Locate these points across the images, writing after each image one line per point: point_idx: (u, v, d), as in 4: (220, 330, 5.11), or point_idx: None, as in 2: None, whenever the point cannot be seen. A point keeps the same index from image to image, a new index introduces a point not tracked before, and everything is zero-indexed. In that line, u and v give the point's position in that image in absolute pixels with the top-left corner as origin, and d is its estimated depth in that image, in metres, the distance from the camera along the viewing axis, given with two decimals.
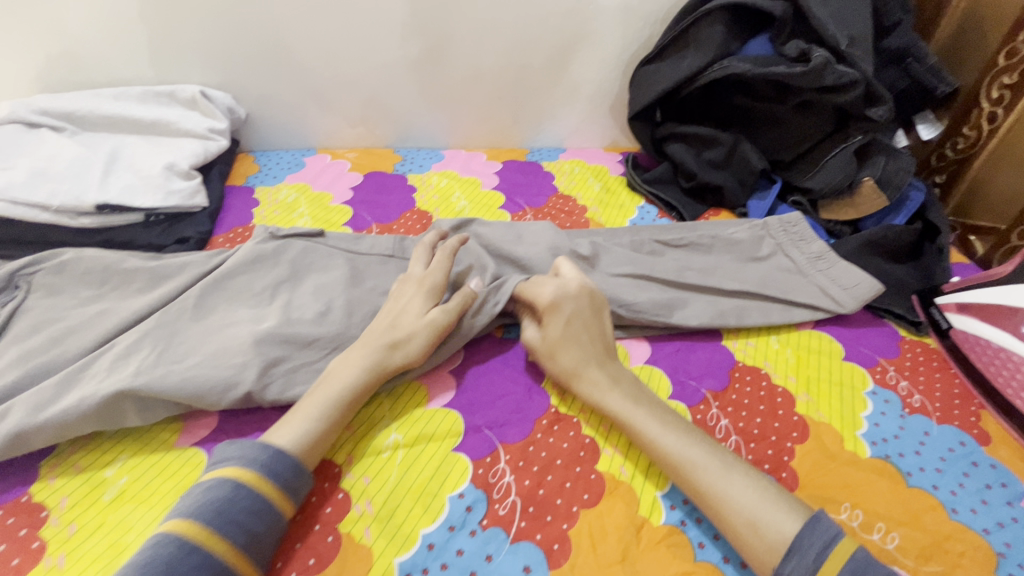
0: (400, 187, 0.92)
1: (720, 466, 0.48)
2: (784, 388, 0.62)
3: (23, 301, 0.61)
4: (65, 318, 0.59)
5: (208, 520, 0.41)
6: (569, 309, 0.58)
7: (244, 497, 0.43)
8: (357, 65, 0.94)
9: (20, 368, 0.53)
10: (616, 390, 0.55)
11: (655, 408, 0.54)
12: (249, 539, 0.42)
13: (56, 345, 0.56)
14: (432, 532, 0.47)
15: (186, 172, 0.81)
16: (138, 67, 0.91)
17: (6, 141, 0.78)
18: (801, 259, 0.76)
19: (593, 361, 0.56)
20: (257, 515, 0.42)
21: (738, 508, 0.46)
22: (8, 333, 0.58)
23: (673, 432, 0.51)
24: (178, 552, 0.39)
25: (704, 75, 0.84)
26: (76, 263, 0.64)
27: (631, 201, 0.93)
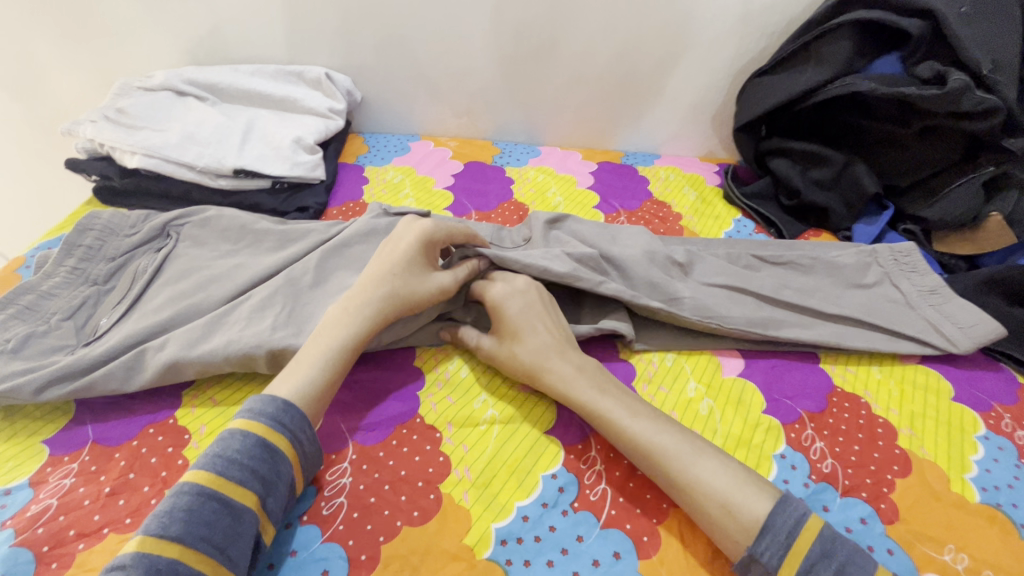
0: (499, 178, 0.95)
1: (690, 449, 0.49)
2: (885, 419, 0.60)
3: (174, 248, 0.68)
4: (208, 268, 0.66)
5: (245, 425, 0.45)
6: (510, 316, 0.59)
7: (267, 403, 0.46)
8: (470, 59, 0.98)
9: (173, 307, 0.60)
10: (582, 376, 0.55)
11: (623, 395, 0.54)
12: (281, 434, 0.46)
13: (201, 290, 0.63)
14: (527, 506, 0.50)
15: (311, 147, 0.88)
16: (274, 47, 0.99)
17: (161, 107, 0.88)
18: (912, 290, 0.72)
19: (553, 359, 0.56)
20: (285, 411, 0.47)
21: (711, 491, 0.46)
22: (162, 276, 0.65)
23: (644, 419, 0.52)
24: (224, 456, 0.43)
25: (823, 92, 0.81)
26: (218, 220, 0.71)
27: (727, 212, 0.92)
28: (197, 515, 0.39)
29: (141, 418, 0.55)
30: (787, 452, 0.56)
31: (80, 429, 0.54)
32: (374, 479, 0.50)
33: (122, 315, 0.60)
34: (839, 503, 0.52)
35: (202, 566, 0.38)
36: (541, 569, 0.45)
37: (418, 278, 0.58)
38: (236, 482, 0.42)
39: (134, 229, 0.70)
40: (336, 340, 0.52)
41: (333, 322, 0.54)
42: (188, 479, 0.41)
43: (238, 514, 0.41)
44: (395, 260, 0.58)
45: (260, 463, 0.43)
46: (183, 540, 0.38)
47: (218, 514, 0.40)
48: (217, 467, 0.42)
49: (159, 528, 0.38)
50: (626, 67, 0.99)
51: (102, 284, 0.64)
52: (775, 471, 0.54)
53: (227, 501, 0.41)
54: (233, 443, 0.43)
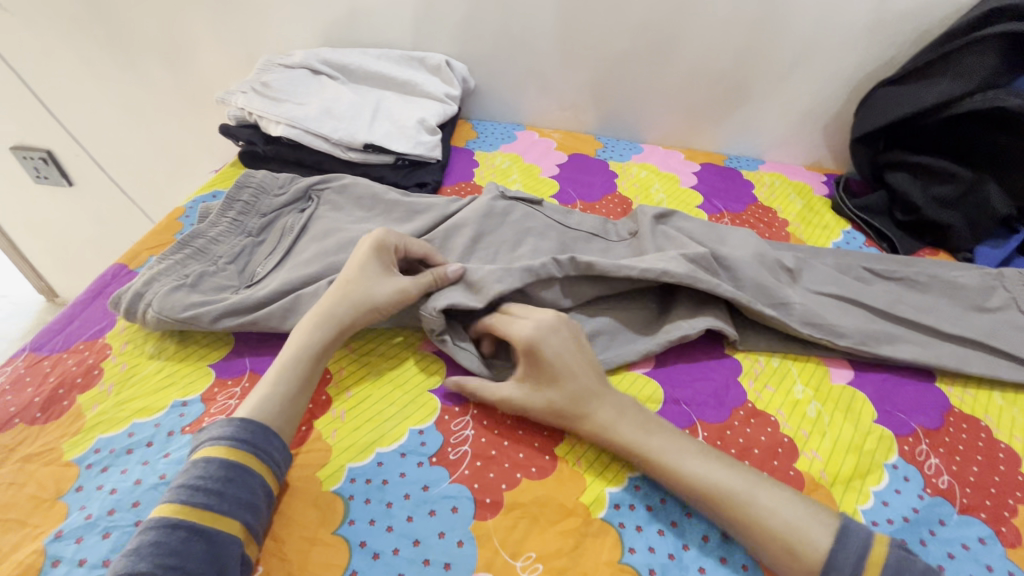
0: (603, 171, 0.98)
1: (742, 487, 0.47)
2: (1007, 445, 0.58)
3: (315, 210, 0.75)
4: (345, 230, 0.72)
5: (206, 453, 0.45)
6: (546, 360, 0.53)
7: (224, 425, 0.47)
8: (586, 53, 1.01)
9: (317, 261, 0.66)
10: (628, 412, 0.52)
11: (665, 431, 0.52)
12: (244, 451, 0.45)
13: (340, 250, 0.68)
14: (638, 477, 0.52)
15: (432, 128, 0.94)
16: (402, 33, 1.06)
17: (302, 83, 0.96)
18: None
19: (594, 402, 0.53)
20: (244, 429, 0.47)
21: (770, 531, 0.45)
22: (305, 233, 0.72)
23: (690, 460, 0.49)
24: (185, 482, 0.43)
25: (960, 105, 0.78)
26: (353, 187, 0.78)
27: (835, 223, 0.90)
28: (165, 546, 0.39)
29: None
30: (899, 462, 0.56)
31: (240, 359, 0.61)
32: (495, 434, 0.55)
33: (275, 265, 0.68)
34: (955, 519, 0.51)
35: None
36: (653, 536, 0.48)
37: (378, 288, 0.58)
38: (200, 507, 0.41)
39: (282, 190, 0.77)
40: (289, 355, 0.53)
41: (293, 339, 0.55)
42: (154, 514, 0.41)
43: (209, 536, 0.41)
44: (350, 273, 0.59)
45: (227, 484, 0.43)
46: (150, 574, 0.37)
47: (188, 541, 0.40)
48: (181, 495, 0.42)
49: (126, 565, 0.38)
50: (740, 70, 0.98)
51: (255, 237, 0.71)
52: (886, 480, 0.54)
53: (194, 526, 0.41)
54: (195, 470, 0.43)
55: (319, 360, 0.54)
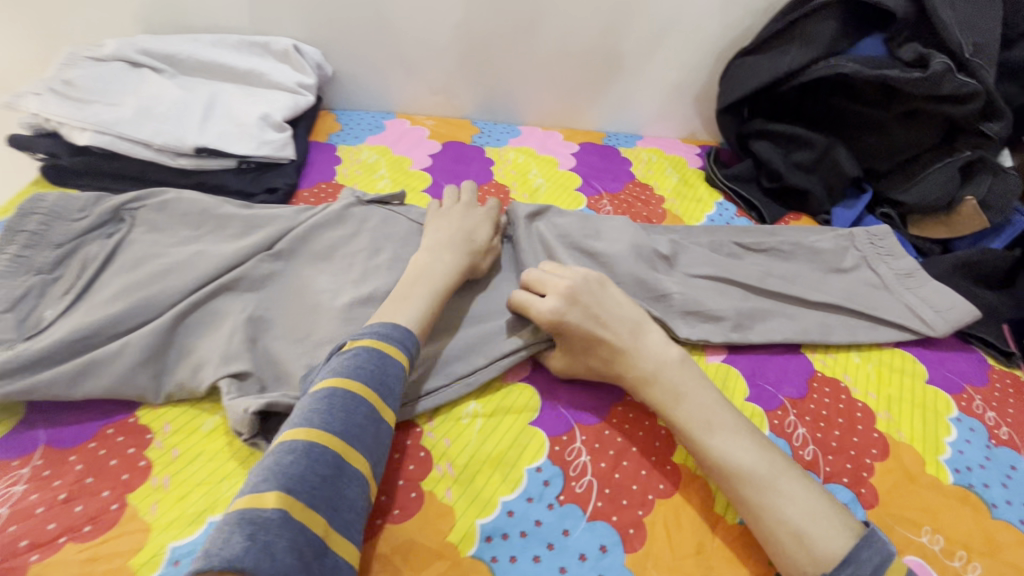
0: (479, 159, 0.92)
1: (767, 472, 0.46)
2: (864, 403, 0.61)
3: (127, 234, 0.63)
4: (167, 254, 0.61)
5: (376, 344, 0.48)
6: (577, 335, 0.54)
7: (390, 327, 0.50)
8: (449, 30, 0.94)
9: (126, 297, 0.55)
10: (683, 395, 0.51)
11: (713, 394, 0.51)
12: (404, 354, 0.50)
13: (158, 280, 0.58)
14: (512, 500, 0.48)
15: (279, 124, 0.83)
16: (238, 16, 0.92)
17: (113, 78, 0.82)
18: (889, 274, 0.73)
19: (630, 362, 0.53)
20: (407, 336, 0.51)
21: (784, 518, 0.44)
22: (115, 263, 0.60)
23: (731, 438, 0.48)
24: (362, 365, 0.46)
25: (807, 72, 0.80)
26: (177, 203, 0.66)
27: (709, 196, 0.90)
28: (352, 417, 0.43)
29: (96, 417, 0.51)
30: (770, 438, 0.56)
31: (32, 431, 0.50)
32: None
33: (71, 305, 0.56)
34: None
35: (358, 462, 0.43)
36: (527, 565, 0.45)
37: (485, 228, 0.66)
38: (377, 394, 0.46)
39: (82, 214, 0.63)
40: (435, 279, 0.57)
41: (430, 266, 0.58)
42: (335, 385, 0.45)
43: (380, 422, 0.45)
44: (457, 215, 0.66)
45: (394, 381, 0.47)
46: (342, 436, 0.42)
47: (367, 420, 0.44)
48: (360, 376, 0.46)
49: (323, 420, 0.42)
50: (610, 46, 0.96)
51: (47, 273, 0.58)
52: None
53: (373, 408, 0.45)
54: (366, 358, 0.47)
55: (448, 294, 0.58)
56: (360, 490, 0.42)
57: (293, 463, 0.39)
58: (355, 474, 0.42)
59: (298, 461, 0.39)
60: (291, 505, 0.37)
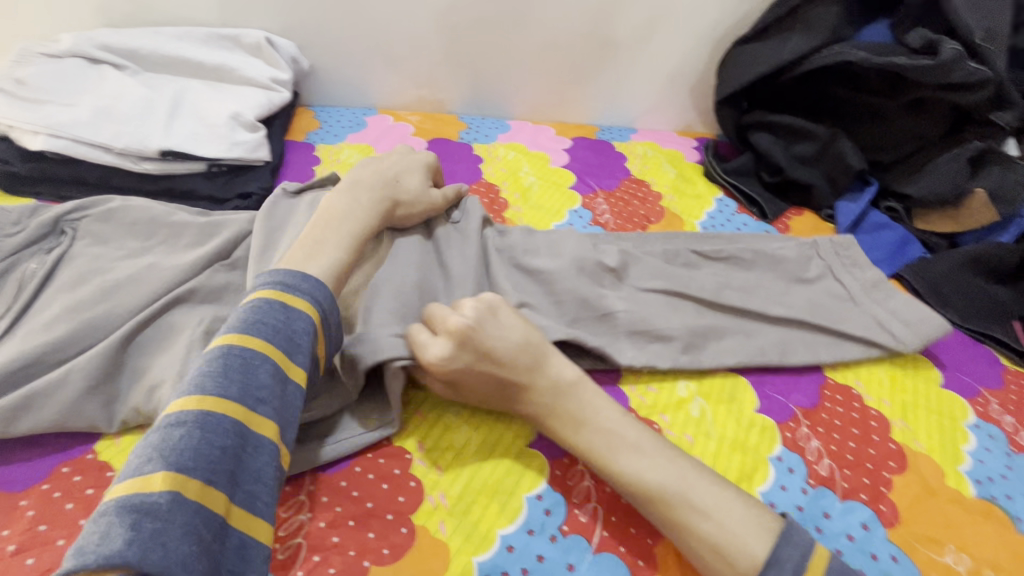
0: (467, 157, 0.87)
1: (677, 488, 0.43)
2: (878, 412, 0.58)
3: (70, 248, 0.58)
4: (116, 271, 0.55)
5: (281, 297, 0.43)
6: (466, 374, 0.47)
7: (297, 279, 0.45)
8: (434, 20, 0.89)
9: (66, 320, 0.50)
10: (583, 421, 0.47)
11: (615, 413, 0.47)
12: (318, 310, 0.44)
13: (106, 299, 0.52)
14: (511, 533, 0.45)
15: (251, 124, 0.78)
16: (206, 7, 0.87)
17: (69, 77, 0.76)
18: (855, 285, 0.67)
19: (525, 393, 0.48)
20: (317, 288, 0.45)
21: (702, 534, 0.42)
22: (55, 282, 0.55)
23: (636, 458, 0.45)
24: (264, 319, 0.41)
25: (810, 61, 0.77)
26: (124, 212, 0.62)
27: (708, 191, 0.86)
28: (253, 379, 0.38)
29: (53, 455, 0.48)
30: (783, 454, 0.53)
31: None
32: (336, 514, 0.45)
33: (5, 332, 0.50)
34: (838, 509, 0.49)
35: (265, 429, 0.38)
36: None
37: (417, 175, 0.62)
38: (282, 351, 0.40)
39: (16, 227, 0.59)
40: (351, 225, 0.52)
41: (348, 209, 0.53)
42: (233, 342, 0.39)
43: (287, 381, 0.40)
44: (387, 160, 0.62)
45: (306, 336, 0.42)
46: (243, 402, 0.37)
47: (272, 380, 0.39)
48: (262, 334, 0.40)
49: (216, 386, 0.37)
50: (601, 34, 0.91)
51: None
52: (772, 477, 0.51)
53: (278, 367, 0.40)
54: (270, 312, 0.42)
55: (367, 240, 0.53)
56: (270, 459, 0.37)
57: (183, 437, 0.34)
58: (264, 443, 0.37)
59: (189, 434, 0.34)
60: (185, 485, 0.32)
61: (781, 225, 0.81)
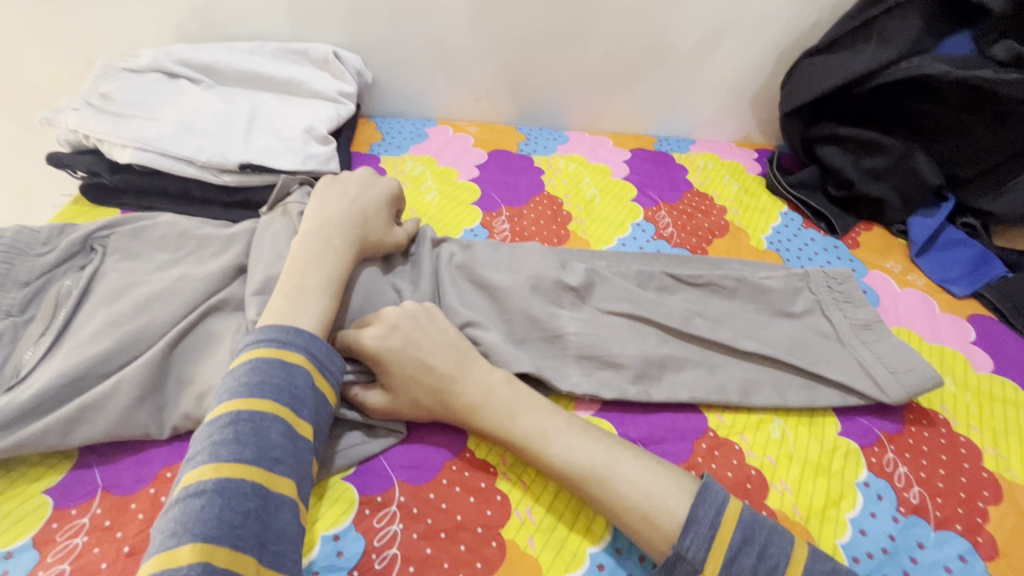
0: (528, 168, 0.88)
1: (605, 464, 0.45)
2: (967, 438, 0.56)
3: (100, 264, 0.59)
4: (147, 283, 0.57)
5: (279, 355, 0.44)
6: (398, 365, 0.49)
7: (291, 333, 0.46)
8: (497, 33, 0.90)
9: (114, 332, 0.52)
10: (519, 412, 0.48)
11: (553, 411, 0.49)
12: (316, 364, 0.46)
13: (144, 312, 0.54)
14: (600, 552, 0.45)
15: (323, 137, 0.80)
16: (277, 23, 0.90)
17: (150, 90, 0.79)
18: (843, 323, 0.62)
19: (458, 384, 0.49)
20: (312, 342, 0.46)
21: (637, 506, 0.43)
22: (92, 297, 0.56)
23: (563, 441, 0.47)
24: (268, 379, 0.42)
25: (886, 74, 0.75)
26: (153, 229, 0.63)
27: (772, 205, 0.85)
28: (266, 440, 0.39)
29: (144, 459, 0.50)
30: (869, 479, 0.52)
31: (86, 474, 0.49)
32: (428, 525, 0.45)
33: (50, 348, 0.52)
34: (932, 539, 0.48)
35: (285, 486, 0.39)
36: None
37: (383, 205, 0.61)
38: (288, 408, 0.42)
39: (47, 246, 0.60)
40: (329, 272, 0.52)
41: (320, 253, 0.52)
42: (241, 408, 0.40)
43: (297, 438, 0.41)
44: (353, 185, 0.61)
45: (310, 391, 0.44)
46: (258, 464, 0.38)
47: (284, 438, 0.40)
48: (267, 394, 0.41)
49: (231, 452, 0.38)
50: (659, 46, 0.91)
51: (18, 314, 0.54)
52: (860, 503, 0.50)
53: (287, 425, 0.41)
54: (271, 370, 0.43)
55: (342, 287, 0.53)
56: (291, 516, 0.39)
57: (204, 508, 0.35)
58: (284, 502, 0.38)
59: (210, 506, 0.35)
60: (212, 555, 0.34)
61: (850, 241, 0.80)
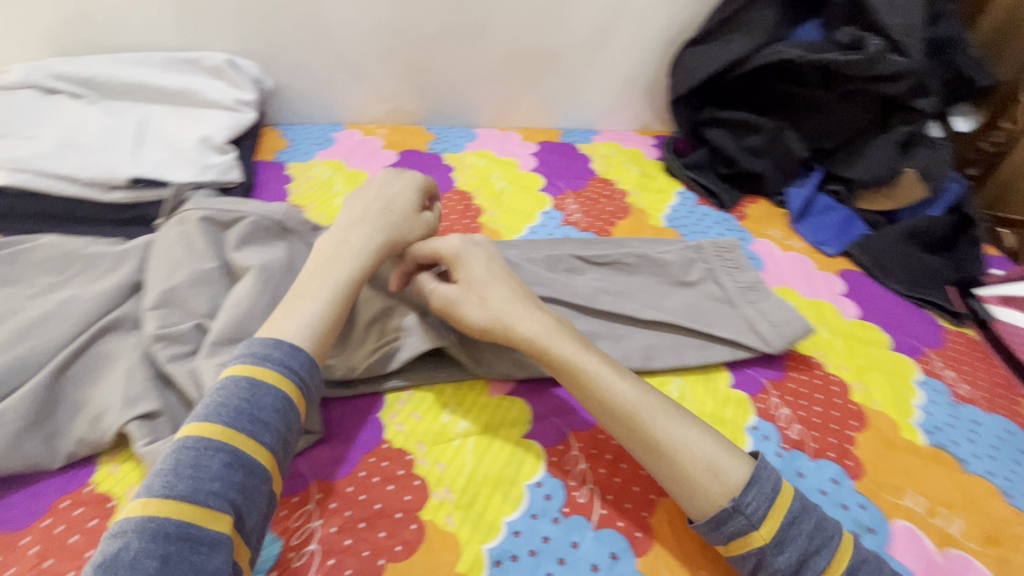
0: (438, 166, 0.90)
1: (664, 412, 0.47)
2: (838, 377, 0.63)
3: None
4: (30, 308, 0.54)
5: (248, 372, 0.42)
6: (475, 269, 0.55)
7: (270, 348, 0.44)
8: (396, 35, 0.91)
9: None
10: (587, 350, 0.51)
11: (601, 355, 0.51)
12: (290, 379, 0.43)
13: (25, 339, 0.51)
14: (516, 519, 0.47)
15: (221, 146, 0.78)
16: (164, 32, 0.86)
17: (22, 107, 0.74)
18: (732, 287, 0.68)
19: (533, 307, 0.53)
20: (291, 355, 0.44)
21: (696, 455, 0.44)
22: None
23: (624, 383, 0.48)
24: (227, 401, 0.40)
25: (752, 60, 0.83)
26: (34, 251, 0.59)
27: (669, 186, 0.91)
28: (207, 470, 0.37)
29: (32, 492, 0.47)
30: (758, 423, 0.57)
31: None
32: (346, 517, 0.46)
33: None
34: (810, 467, 0.54)
35: (220, 522, 0.36)
36: None
37: (410, 199, 0.60)
38: (245, 434, 0.39)
39: None
40: (340, 274, 0.51)
41: (335, 255, 0.52)
42: (189, 434, 0.38)
43: (251, 466, 0.38)
44: (375, 185, 0.60)
45: (274, 414, 0.41)
46: (191, 499, 0.35)
47: (230, 468, 0.37)
48: (223, 417, 0.39)
49: (162, 485, 0.36)
50: (556, 41, 0.95)
51: None
52: (749, 444, 0.55)
53: (235, 453, 0.38)
54: (235, 391, 0.41)
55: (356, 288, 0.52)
56: (227, 556, 0.35)
57: (123, 551, 0.32)
58: (218, 541, 0.35)
59: (131, 547, 0.32)
60: None
61: (739, 213, 0.87)
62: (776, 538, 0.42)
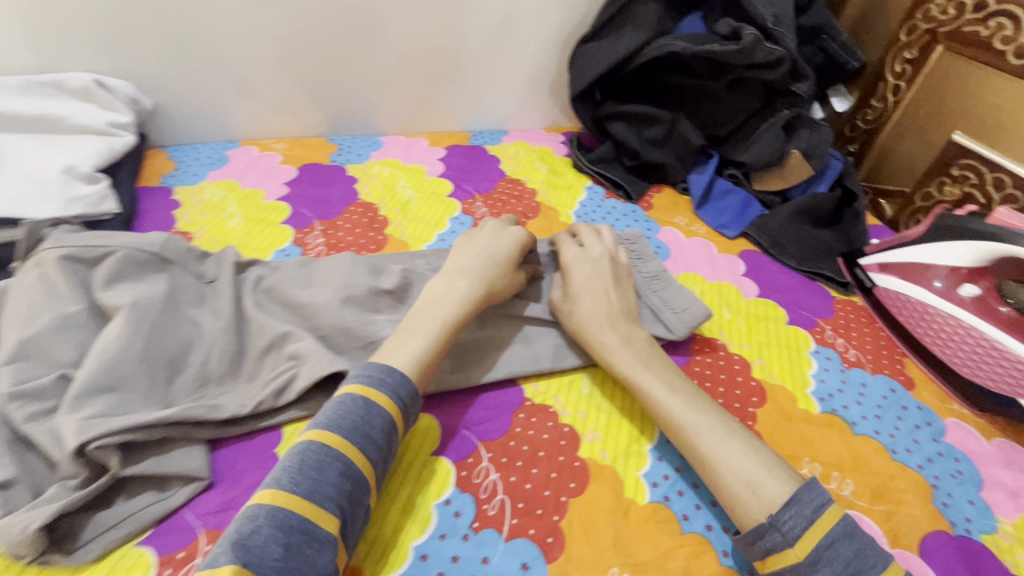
0: (341, 179, 0.86)
1: (721, 430, 0.49)
2: (739, 355, 0.66)
3: None
4: None
5: (364, 392, 0.46)
6: (576, 282, 0.61)
7: (382, 371, 0.48)
8: (283, 45, 0.87)
9: None
10: (648, 367, 0.54)
11: (666, 369, 0.55)
12: (393, 402, 0.47)
13: None
14: (424, 542, 0.46)
15: (90, 176, 0.72)
16: (14, 53, 0.78)
17: None
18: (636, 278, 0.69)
19: (607, 322, 0.58)
20: (400, 383, 0.48)
21: (736, 469, 0.47)
22: None
23: (681, 398, 0.52)
24: (345, 416, 0.44)
25: (642, 55, 0.85)
26: None
27: (578, 182, 0.93)
28: (324, 476, 0.41)
29: None
30: None
31: None
32: None
33: None
34: None
35: (329, 524, 0.40)
36: None
37: (511, 244, 0.62)
38: (356, 449, 0.43)
39: None
40: (444, 315, 0.54)
41: (437, 296, 0.55)
42: (312, 440, 0.43)
43: (357, 479, 0.42)
44: (488, 230, 0.63)
45: (381, 435, 0.45)
46: (311, 499, 0.40)
47: (344, 478, 0.41)
48: (342, 430, 0.43)
49: (289, 480, 0.40)
50: (454, 44, 0.94)
51: None
52: (657, 433, 0.57)
53: (348, 465, 0.42)
54: (352, 407, 0.45)
55: (460, 328, 0.55)
56: (332, 556, 0.39)
57: (248, 531, 0.37)
58: (325, 539, 0.39)
59: (253, 529, 0.37)
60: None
61: (645, 204, 0.89)
62: (812, 556, 0.41)
